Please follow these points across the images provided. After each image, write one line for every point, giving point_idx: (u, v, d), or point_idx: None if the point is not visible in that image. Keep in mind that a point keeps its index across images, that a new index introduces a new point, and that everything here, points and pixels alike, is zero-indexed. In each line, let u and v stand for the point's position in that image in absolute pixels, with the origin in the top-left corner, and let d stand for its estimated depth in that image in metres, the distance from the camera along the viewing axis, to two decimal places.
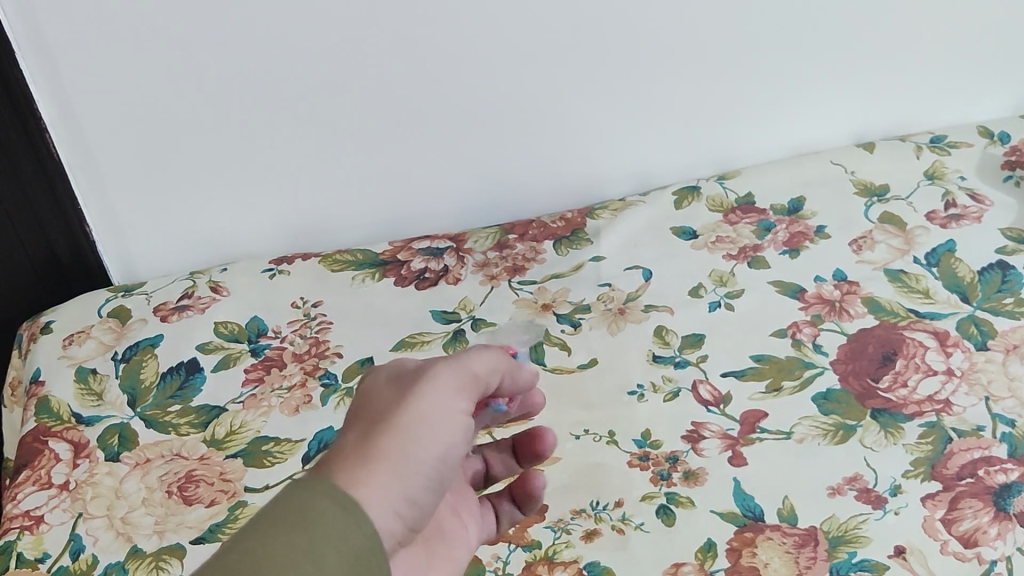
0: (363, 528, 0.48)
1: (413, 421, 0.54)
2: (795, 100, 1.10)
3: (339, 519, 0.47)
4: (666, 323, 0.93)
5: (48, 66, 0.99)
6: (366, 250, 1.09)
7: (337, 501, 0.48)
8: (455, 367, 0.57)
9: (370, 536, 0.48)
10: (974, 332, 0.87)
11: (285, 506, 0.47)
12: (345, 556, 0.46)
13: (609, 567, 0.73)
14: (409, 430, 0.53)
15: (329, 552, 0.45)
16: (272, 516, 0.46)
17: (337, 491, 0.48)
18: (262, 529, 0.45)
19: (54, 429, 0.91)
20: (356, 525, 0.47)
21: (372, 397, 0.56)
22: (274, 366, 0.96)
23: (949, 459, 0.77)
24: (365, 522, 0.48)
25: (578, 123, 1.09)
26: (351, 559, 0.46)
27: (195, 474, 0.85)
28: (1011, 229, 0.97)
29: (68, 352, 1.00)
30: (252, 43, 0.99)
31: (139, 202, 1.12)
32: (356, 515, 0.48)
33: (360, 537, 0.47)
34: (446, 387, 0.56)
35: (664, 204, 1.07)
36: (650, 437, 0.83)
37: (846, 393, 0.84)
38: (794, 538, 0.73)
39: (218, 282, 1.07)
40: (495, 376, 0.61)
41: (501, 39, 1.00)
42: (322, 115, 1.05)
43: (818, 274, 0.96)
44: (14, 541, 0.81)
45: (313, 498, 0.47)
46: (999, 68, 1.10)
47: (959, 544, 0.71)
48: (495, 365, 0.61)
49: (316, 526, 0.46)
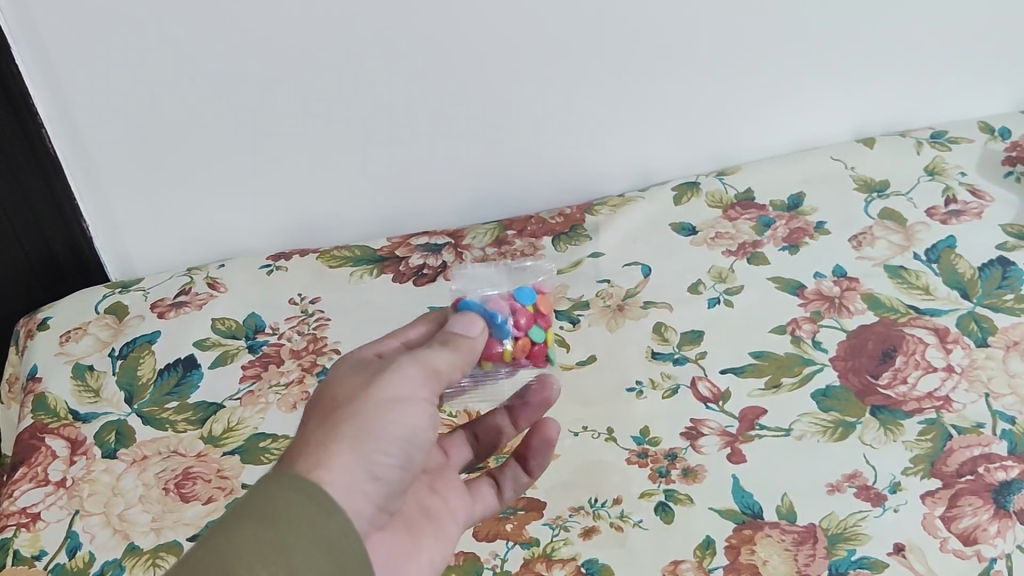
0: (333, 516, 0.50)
1: (374, 407, 0.55)
2: (795, 97, 1.09)
3: (308, 511, 0.49)
4: (665, 320, 0.93)
5: (44, 62, 0.99)
6: (364, 246, 1.09)
7: (307, 492, 0.50)
8: (414, 358, 0.57)
9: (342, 525, 0.50)
10: (974, 328, 0.87)
11: (256, 502, 0.49)
12: (315, 548, 0.48)
13: (607, 565, 0.73)
14: (369, 412, 0.54)
15: (301, 545, 0.48)
16: (243, 512, 0.48)
17: (306, 482, 0.50)
18: (234, 526, 0.48)
19: (50, 427, 0.91)
20: (327, 516, 0.50)
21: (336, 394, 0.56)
22: (271, 362, 0.95)
23: (948, 457, 0.76)
24: (335, 510, 0.50)
25: (577, 119, 1.08)
26: (322, 551, 0.49)
27: (192, 471, 0.85)
28: (1012, 225, 0.97)
29: (64, 349, 1.00)
30: (251, 38, 0.98)
31: (136, 199, 1.11)
32: (326, 505, 0.50)
33: (330, 527, 0.49)
34: (408, 378, 0.56)
35: (664, 200, 1.07)
36: (649, 434, 0.83)
37: (845, 390, 0.83)
38: (793, 536, 0.73)
39: (215, 278, 1.06)
40: (460, 368, 0.60)
41: (499, 36, 1.00)
42: (321, 110, 1.04)
43: (817, 271, 0.95)
44: (10, 538, 0.81)
45: (282, 492, 0.49)
46: (999, 64, 1.09)
47: (958, 542, 0.71)
48: (458, 363, 0.60)
49: (287, 520, 0.48)
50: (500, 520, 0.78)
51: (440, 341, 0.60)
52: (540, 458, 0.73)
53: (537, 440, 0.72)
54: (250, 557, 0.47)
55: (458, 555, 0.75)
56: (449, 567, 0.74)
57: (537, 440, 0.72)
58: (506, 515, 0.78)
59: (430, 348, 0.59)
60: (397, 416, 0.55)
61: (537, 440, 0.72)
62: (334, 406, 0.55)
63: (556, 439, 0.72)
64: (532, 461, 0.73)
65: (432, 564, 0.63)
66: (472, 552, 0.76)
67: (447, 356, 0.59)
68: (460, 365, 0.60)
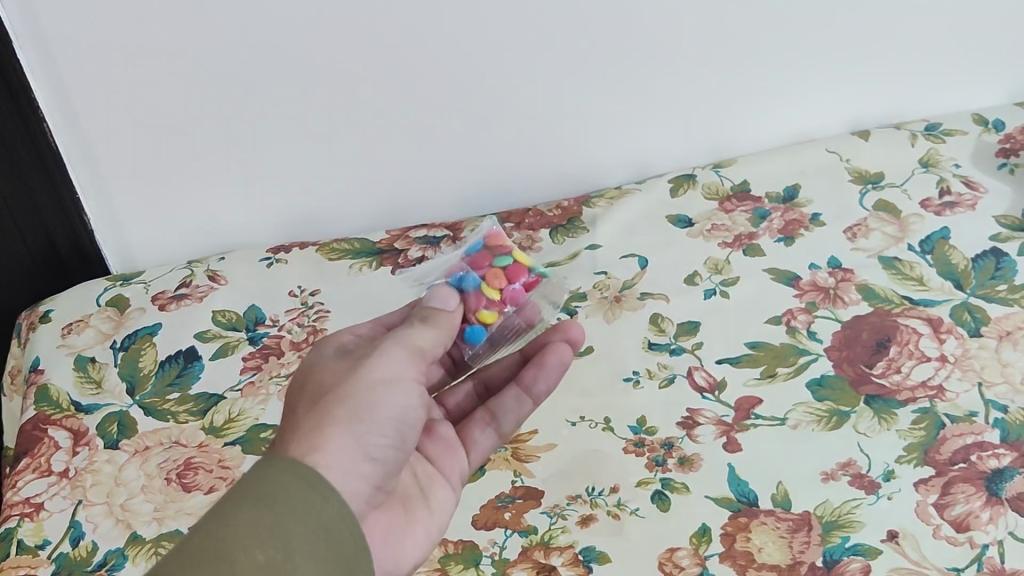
0: (329, 501, 0.51)
1: (366, 389, 0.56)
2: (790, 91, 1.10)
3: (304, 496, 0.50)
4: (662, 312, 0.94)
5: (46, 58, 0.99)
6: (363, 239, 1.10)
7: (304, 477, 0.51)
8: (399, 342, 0.59)
9: (339, 508, 0.51)
10: (968, 318, 0.88)
11: (254, 486, 0.50)
12: (312, 531, 0.49)
13: (604, 553, 0.74)
14: (358, 398, 0.56)
15: (299, 527, 0.49)
16: (239, 497, 0.49)
17: (303, 467, 0.52)
18: (231, 510, 0.48)
19: (54, 418, 0.92)
20: (323, 500, 0.51)
21: (332, 383, 0.57)
22: (271, 354, 0.96)
23: (941, 445, 0.77)
24: (333, 494, 0.52)
25: (574, 114, 1.09)
26: (319, 534, 0.50)
27: (193, 461, 0.86)
28: (1005, 216, 0.97)
29: (67, 341, 1.00)
30: (253, 37, 0.99)
31: (137, 194, 1.12)
32: (323, 489, 0.51)
33: (325, 511, 0.51)
34: (393, 361, 0.58)
35: (660, 192, 1.07)
36: (645, 424, 0.84)
37: (840, 378, 0.84)
38: (788, 523, 0.74)
39: (215, 271, 1.07)
40: (445, 343, 0.62)
41: (496, 31, 1.01)
42: (320, 106, 1.05)
43: (813, 262, 0.96)
44: (15, 528, 0.81)
45: (279, 477, 0.50)
46: (993, 57, 1.10)
47: (951, 529, 0.72)
48: (442, 338, 0.62)
49: (285, 503, 0.49)
50: (499, 509, 0.79)
51: (422, 320, 0.62)
52: (549, 382, 0.73)
53: (552, 358, 0.72)
54: (250, 539, 0.47)
55: (456, 544, 0.76)
56: (448, 555, 0.75)
57: (552, 358, 0.72)
58: (504, 503, 0.79)
59: (414, 328, 0.61)
60: (385, 400, 0.57)
61: (551, 359, 0.72)
62: (323, 391, 0.57)
63: (569, 359, 0.73)
64: (539, 384, 0.72)
65: (427, 537, 0.64)
66: (471, 540, 0.77)
67: (430, 334, 0.61)
68: (441, 342, 0.62)
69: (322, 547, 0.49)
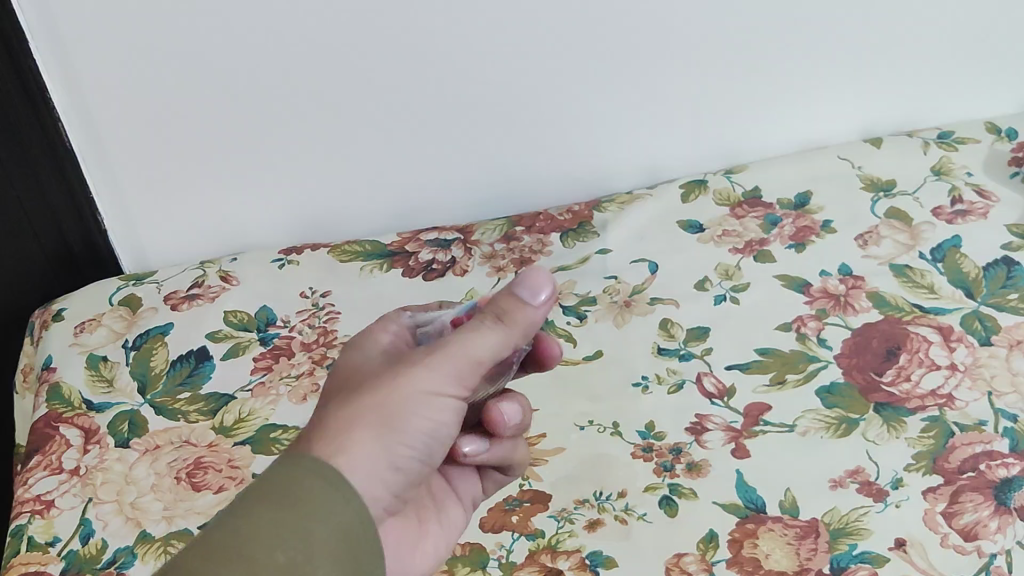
0: (350, 503, 0.51)
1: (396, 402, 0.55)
2: (801, 98, 1.10)
3: (326, 496, 0.50)
4: (671, 316, 0.94)
5: (63, 58, 1.01)
6: (374, 241, 1.10)
7: (326, 477, 0.51)
8: (450, 353, 0.55)
9: (359, 511, 0.51)
10: (978, 327, 0.87)
11: (276, 483, 0.50)
12: (333, 532, 0.49)
13: (610, 557, 0.74)
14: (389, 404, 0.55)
15: (317, 528, 0.49)
16: (263, 491, 0.50)
17: (325, 469, 0.51)
18: (250, 507, 0.49)
19: (66, 416, 0.92)
20: (345, 500, 0.51)
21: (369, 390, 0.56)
22: (282, 355, 0.97)
23: (950, 454, 0.77)
24: (353, 496, 0.51)
25: (584, 117, 1.09)
26: (340, 534, 0.50)
27: (203, 461, 0.86)
28: (1017, 225, 0.97)
29: (79, 339, 1.01)
30: (267, 40, 1.00)
31: (151, 194, 1.13)
32: (345, 491, 0.51)
33: (346, 513, 0.51)
34: (439, 374, 0.56)
35: (671, 197, 1.07)
36: (653, 429, 0.84)
37: (850, 386, 0.84)
38: (795, 530, 0.74)
39: (227, 272, 1.08)
40: (512, 346, 0.57)
41: (510, 37, 1.01)
42: (333, 109, 1.06)
43: (824, 269, 0.96)
44: (25, 525, 0.82)
45: (303, 474, 0.50)
46: (1005, 65, 1.10)
47: (959, 537, 0.71)
48: (506, 340, 0.56)
49: (306, 502, 0.49)
50: (506, 512, 0.79)
51: (495, 316, 0.56)
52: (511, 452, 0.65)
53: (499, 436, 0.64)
54: (269, 538, 0.48)
55: (465, 546, 0.76)
56: (455, 558, 0.76)
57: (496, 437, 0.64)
58: (511, 506, 0.79)
59: (476, 329, 0.56)
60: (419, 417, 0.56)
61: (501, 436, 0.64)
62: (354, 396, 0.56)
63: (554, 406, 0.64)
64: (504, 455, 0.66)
65: (437, 550, 0.64)
66: (478, 542, 0.77)
67: (493, 339, 0.56)
68: (509, 345, 0.56)
69: (340, 547, 0.50)
